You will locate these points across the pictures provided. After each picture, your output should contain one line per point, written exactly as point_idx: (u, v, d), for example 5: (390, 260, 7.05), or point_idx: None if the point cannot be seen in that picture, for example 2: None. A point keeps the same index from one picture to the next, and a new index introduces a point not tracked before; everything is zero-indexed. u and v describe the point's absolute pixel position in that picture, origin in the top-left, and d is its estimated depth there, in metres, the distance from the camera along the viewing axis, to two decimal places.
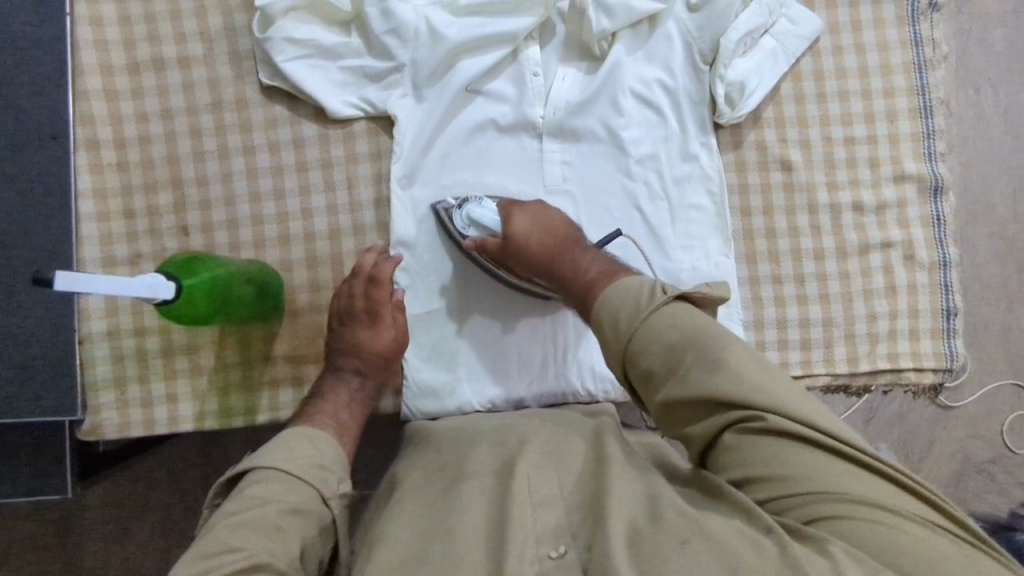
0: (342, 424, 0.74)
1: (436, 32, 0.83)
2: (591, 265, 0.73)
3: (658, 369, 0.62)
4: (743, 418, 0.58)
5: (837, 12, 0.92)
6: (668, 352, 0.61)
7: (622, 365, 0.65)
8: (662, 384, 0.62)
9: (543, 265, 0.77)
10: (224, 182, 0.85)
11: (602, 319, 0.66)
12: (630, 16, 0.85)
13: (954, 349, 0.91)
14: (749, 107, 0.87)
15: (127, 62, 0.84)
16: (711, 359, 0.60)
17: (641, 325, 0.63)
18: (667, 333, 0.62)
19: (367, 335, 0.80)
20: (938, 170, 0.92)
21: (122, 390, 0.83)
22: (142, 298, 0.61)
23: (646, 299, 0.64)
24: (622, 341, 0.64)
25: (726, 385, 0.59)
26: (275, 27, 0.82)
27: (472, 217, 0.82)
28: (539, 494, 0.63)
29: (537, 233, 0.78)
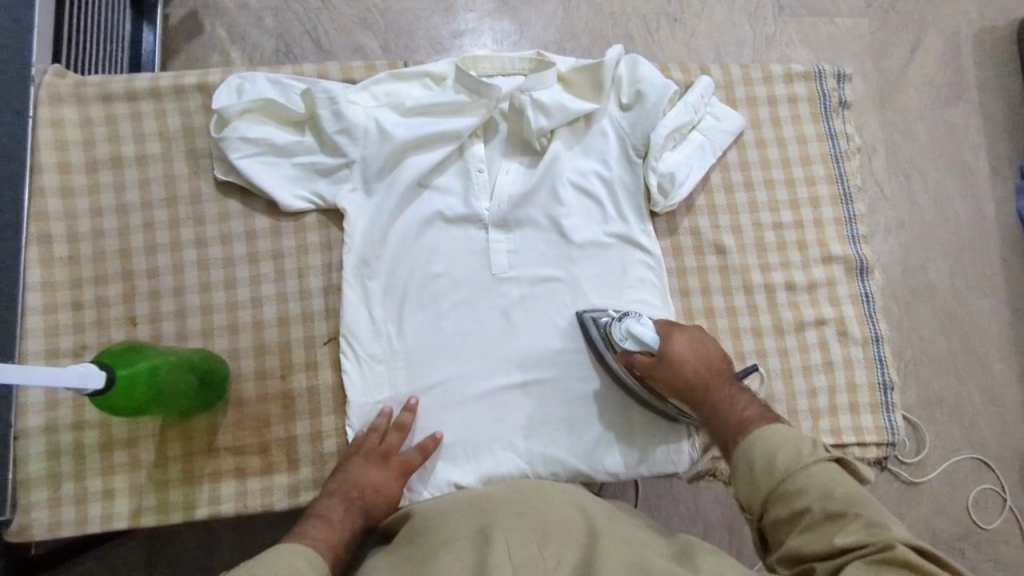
0: (332, 553, 0.71)
1: (384, 132, 0.88)
2: (747, 407, 0.77)
3: (817, 510, 0.63)
4: (880, 552, 0.58)
5: (757, 109, 1.00)
6: (827, 498, 0.64)
7: (764, 503, 0.68)
8: (806, 526, 0.63)
9: (694, 390, 0.81)
10: (175, 273, 0.87)
11: (752, 450, 0.70)
12: (566, 115, 0.91)
13: (894, 422, 0.94)
14: (681, 195, 0.93)
15: (85, 160, 0.88)
16: (877, 518, 0.61)
17: (802, 471, 0.67)
18: (833, 485, 0.64)
19: (384, 474, 0.80)
20: (862, 251, 0.98)
21: (56, 486, 0.81)
22: (71, 388, 0.61)
23: (805, 455, 0.68)
24: (774, 481, 0.67)
25: (881, 534, 0.59)
26: (230, 128, 0.87)
27: (631, 330, 0.84)
28: (521, 556, 0.63)
29: (698, 365, 0.82)
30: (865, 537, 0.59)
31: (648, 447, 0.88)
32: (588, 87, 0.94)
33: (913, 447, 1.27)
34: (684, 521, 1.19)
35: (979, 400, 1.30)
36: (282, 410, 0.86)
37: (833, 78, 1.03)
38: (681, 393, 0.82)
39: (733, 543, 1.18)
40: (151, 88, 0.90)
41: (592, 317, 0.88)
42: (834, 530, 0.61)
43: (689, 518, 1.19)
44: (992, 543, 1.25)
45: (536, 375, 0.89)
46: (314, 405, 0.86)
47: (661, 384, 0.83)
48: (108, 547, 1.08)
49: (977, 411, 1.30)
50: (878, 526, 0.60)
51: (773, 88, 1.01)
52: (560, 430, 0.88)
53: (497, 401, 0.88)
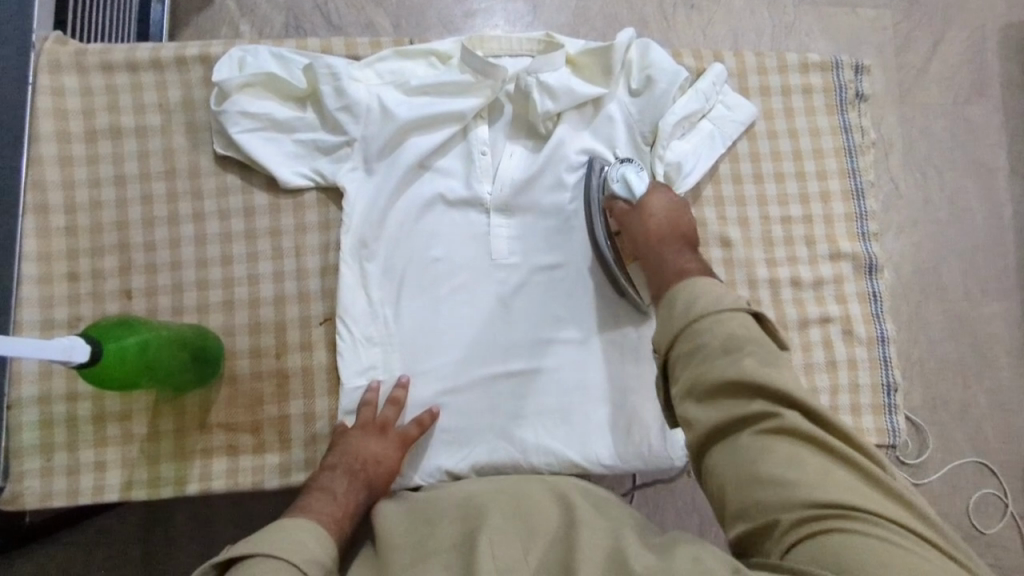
0: (337, 524, 0.71)
1: (386, 110, 0.87)
2: (690, 262, 0.77)
3: (715, 346, 0.63)
4: (759, 417, 0.61)
5: (771, 99, 0.98)
6: (729, 339, 0.63)
7: (671, 340, 0.67)
8: (702, 366, 0.63)
9: (648, 240, 0.80)
10: (172, 247, 0.86)
11: (678, 298, 0.69)
12: (572, 99, 0.89)
13: (896, 425, 0.93)
14: (688, 185, 0.91)
15: (84, 130, 0.87)
16: (770, 359, 0.62)
17: (720, 315, 0.65)
18: (739, 327, 0.64)
19: (383, 447, 0.80)
20: (872, 249, 0.96)
21: (48, 457, 0.81)
22: (55, 361, 0.61)
23: (727, 301, 0.66)
24: (687, 319, 0.66)
25: (766, 395, 0.61)
26: (229, 101, 0.85)
27: (625, 176, 0.84)
28: (506, 558, 0.62)
29: (661, 218, 0.81)
30: (758, 405, 0.61)
31: (644, 442, 0.86)
32: (597, 71, 0.91)
33: (916, 449, 1.25)
34: (680, 515, 1.18)
35: (986, 406, 1.28)
36: (276, 389, 0.85)
37: (851, 69, 1.00)
38: (638, 244, 0.82)
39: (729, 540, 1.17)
40: (153, 59, 0.88)
41: (600, 164, 0.89)
42: (725, 368, 0.62)
43: (684, 512, 1.18)
44: (992, 549, 1.23)
45: (533, 364, 0.88)
46: (308, 385, 0.86)
47: (628, 232, 0.83)
48: (105, 517, 1.09)
49: (982, 416, 1.28)
50: (768, 368, 0.62)
51: (787, 78, 0.98)
52: (553, 420, 0.87)
53: (493, 389, 0.87)
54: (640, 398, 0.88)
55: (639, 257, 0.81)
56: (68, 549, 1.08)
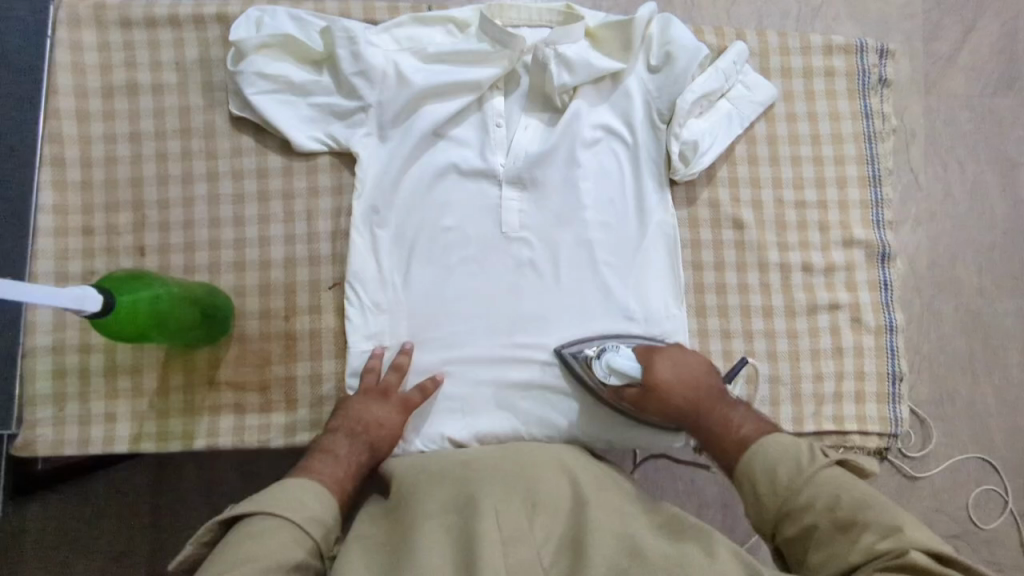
0: (340, 484, 0.73)
1: (403, 77, 0.86)
2: (744, 424, 0.76)
3: (824, 525, 0.64)
4: (889, 560, 0.59)
5: (791, 81, 0.96)
6: (834, 510, 0.65)
7: (774, 523, 0.69)
8: (817, 541, 0.65)
9: (690, 411, 0.80)
10: (186, 205, 0.87)
11: (753, 468, 0.71)
12: (589, 72, 0.88)
13: (898, 414, 0.93)
14: (703, 164, 0.90)
15: (101, 85, 0.87)
16: (890, 522, 0.62)
17: (806, 485, 0.67)
18: (840, 492, 0.66)
19: (386, 411, 0.81)
20: (886, 238, 0.95)
21: (61, 406, 0.83)
22: (68, 308, 0.62)
23: (808, 464, 0.69)
24: (779, 498, 0.68)
25: (894, 539, 0.60)
26: (246, 62, 0.85)
27: (611, 364, 0.82)
28: (509, 527, 0.64)
29: (682, 389, 0.80)
30: (885, 545, 0.60)
31: (644, 419, 0.88)
32: (617, 45, 0.90)
33: (919, 442, 1.25)
34: (678, 494, 1.19)
35: (993, 403, 1.27)
36: (284, 350, 0.86)
37: (875, 53, 0.98)
38: (681, 419, 0.81)
39: (726, 521, 1.18)
40: (170, 16, 0.88)
41: (571, 353, 0.86)
42: (848, 545, 0.62)
43: (683, 493, 1.19)
44: (989, 544, 1.23)
45: (538, 339, 0.88)
46: (315, 348, 0.87)
47: (652, 412, 0.82)
48: (116, 465, 1.11)
49: (988, 412, 1.27)
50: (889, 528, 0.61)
51: (810, 60, 0.96)
52: (557, 395, 0.87)
53: (498, 360, 0.88)
54: None
55: (688, 429, 0.81)
56: (80, 493, 1.11)
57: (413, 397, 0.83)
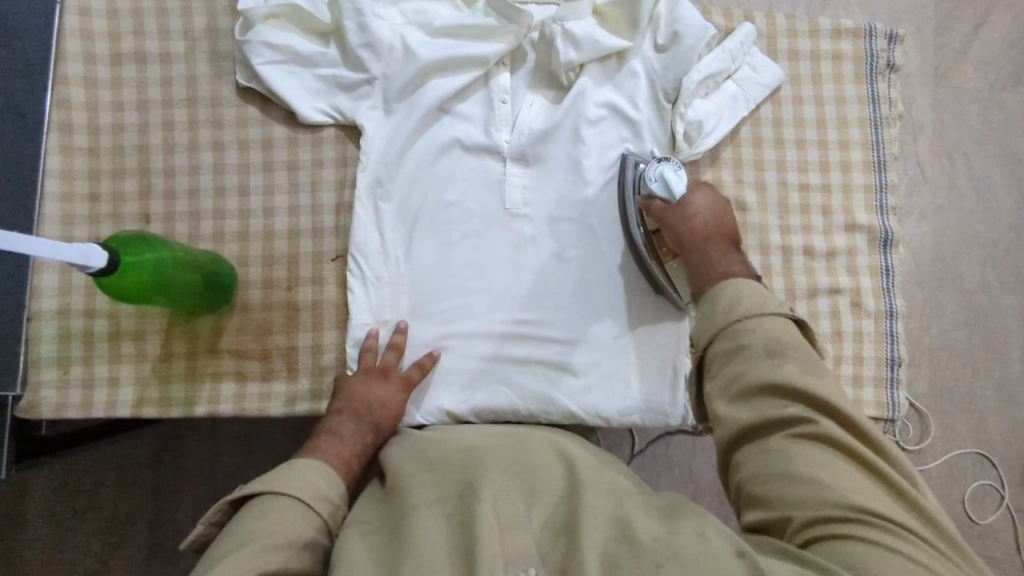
0: (346, 465, 0.75)
1: (409, 50, 0.87)
2: (734, 262, 0.77)
3: (758, 347, 0.67)
4: (792, 422, 0.63)
5: (798, 64, 0.96)
6: (774, 340, 0.67)
7: (713, 333, 0.70)
8: (748, 360, 0.67)
9: (695, 238, 0.80)
10: (191, 174, 0.87)
11: (723, 291, 0.72)
12: (595, 50, 0.88)
13: (896, 399, 0.93)
14: (706, 145, 0.90)
15: (109, 52, 0.87)
16: (814, 364, 0.66)
17: (762, 315, 0.68)
18: (783, 334, 0.67)
19: (389, 391, 0.82)
20: (889, 223, 0.95)
21: (64, 370, 0.84)
22: (72, 263, 0.61)
23: (769, 305, 0.69)
24: (731, 317, 0.69)
25: (806, 395, 0.64)
26: (253, 31, 0.85)
27: (664, 174, 0.83)
28: (505, 515, 0.64)
29: (708, 215, 0.81)
30: (795, 409, 0.64)
31: (643, 398, 0.88)
32: (623, 23, 0.90)
33: (916, 436, 1.26)
34: (675, 480, 1.20)
35: (992, 396, 1.28)
36: (286, 320, 0.87)
37: (884, 38, 0.97)
38: (680, 240, 0.81)
39: (722, 507, 1.19)
40: None
41: (633, 161, 0.89)
42: (767, 367, 0.65)
43: (679, 479, 1.20)
44: (983, 537, 1.24)
45: (539, 314, 0.89)
46: (317, 319, 0.87)
47: (667, 228, 0.83)
48: (119, 438, 1.13)
49: (986, 406, 1.27)
50: (813, 371, 0.65)
51: (818, 44, 0.96)
52: (557, 370, 0.88)
53: (498, 335, 0.88)
54: (645, 351, 0.89)
55: (681, 253, 0.81)
56: (83, 464, 1.13)
57: (413, 373, 0.84)
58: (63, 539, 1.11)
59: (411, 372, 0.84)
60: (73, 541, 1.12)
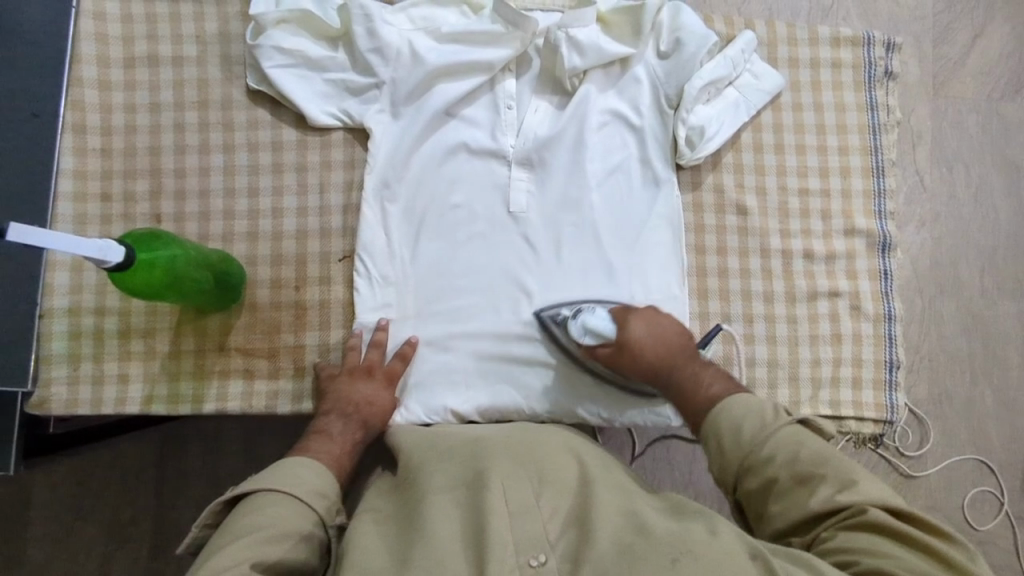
0: (337, 461, 0.77)
1: (417, 55, 0.88)
2: (716, 382, 0.77)
3: (783, 478, 0.66)
4: (848, 517, 0.63)
5: (798, 71, 0.97)
6: (794, 463, 0.66)
7: (736, 475, 0.69)
8: (778, 492, 0.66)
9: (662, 369, 0.80)
10: (202, 175, 0.89)
11: (720, 427, 0.71)
12: (599, 56, 0.90)
13: (895, 401, 0.94)
14: (708, 150, 0.92)
15: (123, 55, 0.89)
16: (844, 476, 0.65)
17: (767, 442, 0.68)
18: (800, 447, 0.67)
19: (375, 389, 0.84)
20: (888, 227, 0.96)
21: (75, 366, 0.85)
22: (89, 258, 0.63)
23: (767, 425, 0.69)
24: (740, 453, 0.69)
25: (852, 494, 0.63)
26: (264, 36, 0.87)
27: (587, 325, 0.83)
28: (515, 502, 0.65)
29: (654, 343, 0.81)
30: (845, 508, 0.63)
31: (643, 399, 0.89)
32: (627, 30, 0.92)
33: (916, 441, 1.26)
34: (675, 484, 1.21)
35: (991, 403, 1.29)
36: (293, 319, 0.88)
37: (883, 46, 0.99)
38: (653, 375, 0.81)
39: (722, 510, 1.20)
40: None
41: (553, 315, 0.88)
42: (805, 496, 0.65)
43: (680, 482, 1.20)
44: (981, 543, 1.24)
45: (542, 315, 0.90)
46: (324, 318, 0.89)
47: (626, 369, 0.83)
48: (125, 437, 1.14)
49: (984, 412, 1.28)
50: (842, 481, 0.64)
51: (817, 51, 0.98)
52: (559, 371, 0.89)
53: (501, 336, 0.89)
54: None
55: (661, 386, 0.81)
56: (89, 462, 1.14)
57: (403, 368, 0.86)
58: (68, 536, 1.12)
59: (394, 368, 0.86)
60: (78, 538, 1.12)
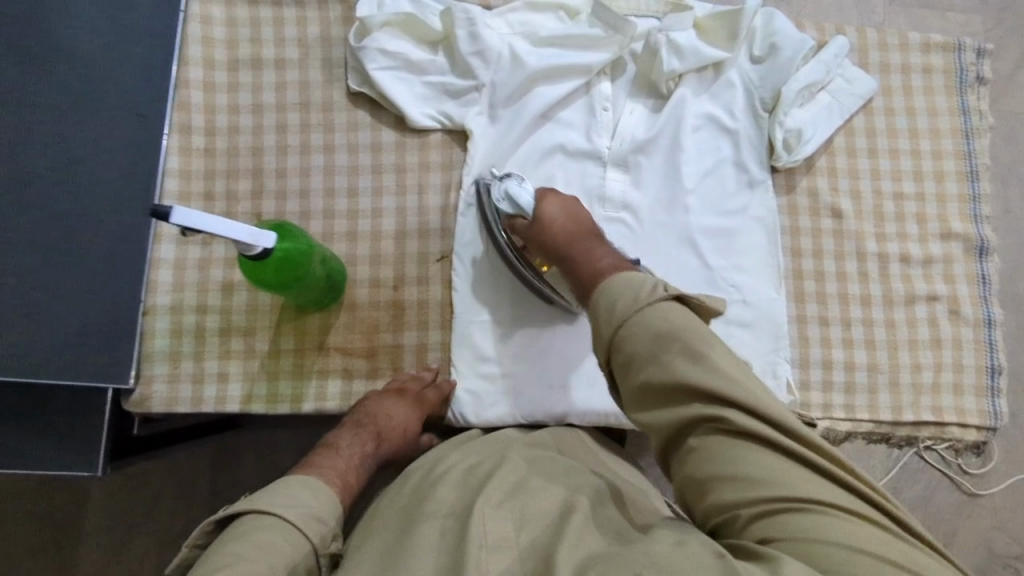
0: (342, 476, 0.72)
1: (517, 58, 0.89)
2: (607, 261, 0.74)
3: (643, 351, 0.62)
4: (709, 420, 0.59)
5: (890, 76, 0.98)
6: (654, 336, 0.62)
7: (608, 349, 0.66)
8: (642, 370, 0.63)
9: (559, 246, 0.78)
10: (303, 175, 0.90)
11: (600, 298, 0.67)
12: (699, 59, 0.91)
13: (998, 408, 0.92)
14: (806, 152, 0.92)
15: (228, 59, 0.91)
16: (697, 346, 0.61)
17: (640, 312, 0.64)
18: (661, 322, 0.62)
19: (400, 408, 0.81)
20: (984, 231, 0.95)
21: (176, 363, 0.85)
22: (243, 243, 0.66)
23: (641, 295, 0.65)
24: (612, 324, 0.65)
25: (704, 378, 0.60)
26: (370, 38, 0.89)
27: (508, 191, 0.83)
28: (496, 534, 0.59)
29: (565, 222, 0.79)
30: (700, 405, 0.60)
31: None
32: (722, 34, 0.92)
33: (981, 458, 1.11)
34: None
35: None
36: (391, 318, 0.88)
37: (972, 52, 0.99)
38: (552, 250, 0.79)
39: None
40: None
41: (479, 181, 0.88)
42: (657, 377, 0.61)
43: None
44: None
45: None
46: (422, 317, 0.88)
47: (534, 246, 0.82)
48: (179, 449, 1.10)
49: None
50: (699, 361, 0.61)
51: (907, 56, 0.98)
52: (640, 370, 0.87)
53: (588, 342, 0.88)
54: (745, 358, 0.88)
55: (560, 263, 0.78)
56: (141, 471, 1.10)
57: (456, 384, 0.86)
58: (125, 550, 1.08)
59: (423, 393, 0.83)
60: (138, 548, 1.09)
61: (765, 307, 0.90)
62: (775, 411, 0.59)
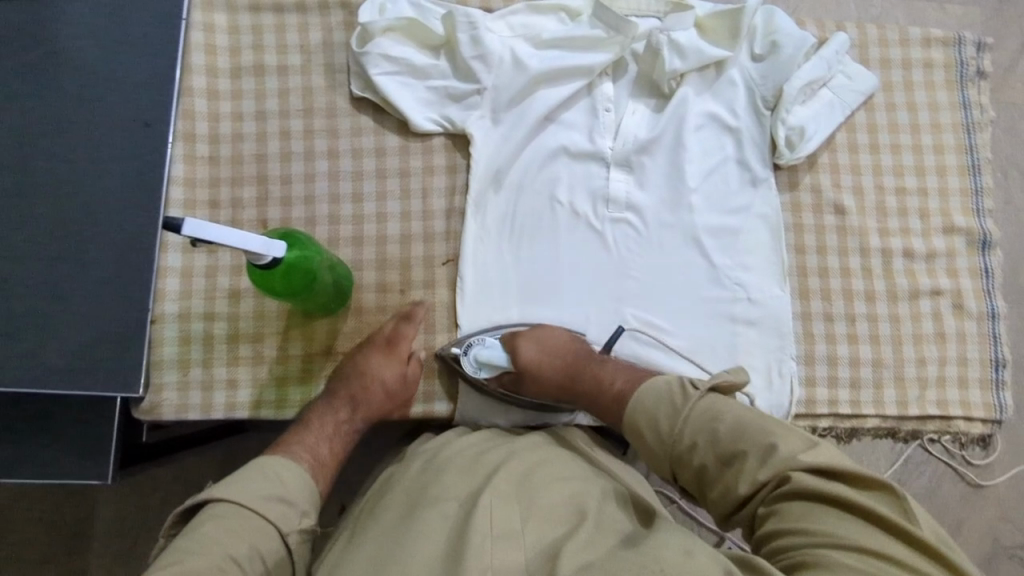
0: (316, 448, 0.77)
1: (520, 61, 0.90)
2: (616, 377, 0.78)
3: (711, 465, 0.64)
4: (775, 485, 0.60)
5: (890, 72, 0.98)
6: (715, 445, 0.64)
7: (672, 469, 0.68)
8: (715, 481, 0.64)
9: (568, 382, 0.81)
10: (307, 180, 0.90)
11: (640, 431, 0.71)
12: (701, 59, 0.91)
13: (1003, 401, 0.93)
14: (808, 150, 0.92)
15: (230, 66, 0.91)
16: (764, 441, 0.62)
17: (685, 427, 0.67)
18: (717, 424, 0.65)
19: (372, 366, 0.82)
20: (987, 225, 0.96)
21: (185, 371, 0.86)
22: (256, 254, 0.67)
23: (669, 411, 0.69)
24: (667, 451, 0.68)
25: (777, 460, 0.60)
26: (372, 43, 0.89)
27: (479, 358, 0.84)
28: (502, 527, 0.60)
29: (551, 363, 0.82)
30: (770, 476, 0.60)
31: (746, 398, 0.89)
32: (724, 33, 0.92)
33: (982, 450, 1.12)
34: None
35: None
36: None
37: (972, 46, 1.00)
38: (565, 389, 0.82)
39: None
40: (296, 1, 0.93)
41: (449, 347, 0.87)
42: (733, 475, 0.63)
43: None
44: None
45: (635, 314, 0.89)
46: (429, 320, 0.89)
47: (539, 388, 0.84)
48: (186, 454, 1.10)
49: None
50: (770, 452, 0.61)
51: (908, 52, 0.98)
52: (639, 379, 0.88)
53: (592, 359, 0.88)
54: (749, 355, 0.89)
55: (579, 398, 0.81)
56: (149, 477, 1.11)
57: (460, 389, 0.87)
58: (135, 555, 1.09)
59: (397, 346, 0.85)
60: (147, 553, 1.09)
61: (768, 302, 0.90)
62: (846, 470, 0.58)
